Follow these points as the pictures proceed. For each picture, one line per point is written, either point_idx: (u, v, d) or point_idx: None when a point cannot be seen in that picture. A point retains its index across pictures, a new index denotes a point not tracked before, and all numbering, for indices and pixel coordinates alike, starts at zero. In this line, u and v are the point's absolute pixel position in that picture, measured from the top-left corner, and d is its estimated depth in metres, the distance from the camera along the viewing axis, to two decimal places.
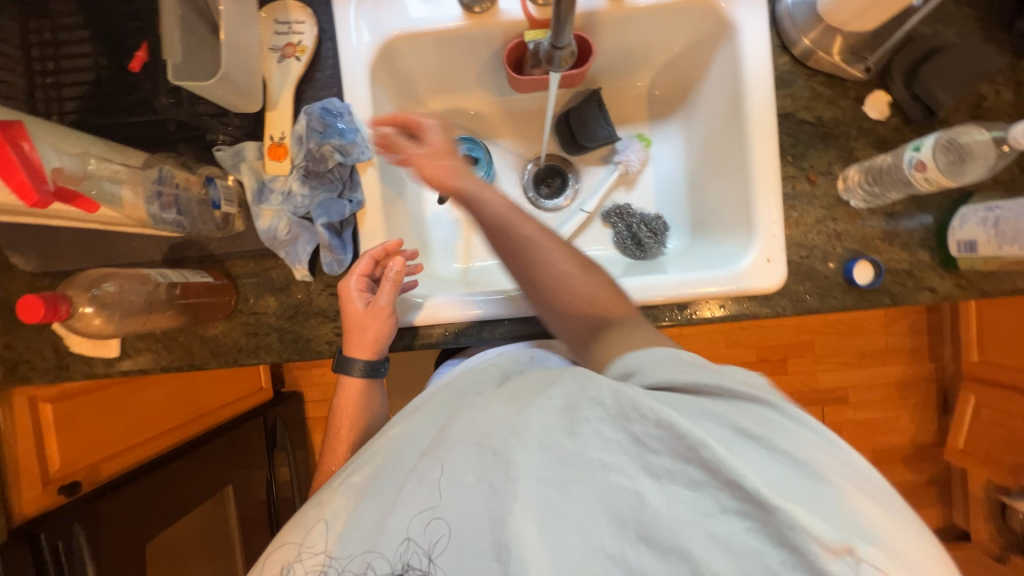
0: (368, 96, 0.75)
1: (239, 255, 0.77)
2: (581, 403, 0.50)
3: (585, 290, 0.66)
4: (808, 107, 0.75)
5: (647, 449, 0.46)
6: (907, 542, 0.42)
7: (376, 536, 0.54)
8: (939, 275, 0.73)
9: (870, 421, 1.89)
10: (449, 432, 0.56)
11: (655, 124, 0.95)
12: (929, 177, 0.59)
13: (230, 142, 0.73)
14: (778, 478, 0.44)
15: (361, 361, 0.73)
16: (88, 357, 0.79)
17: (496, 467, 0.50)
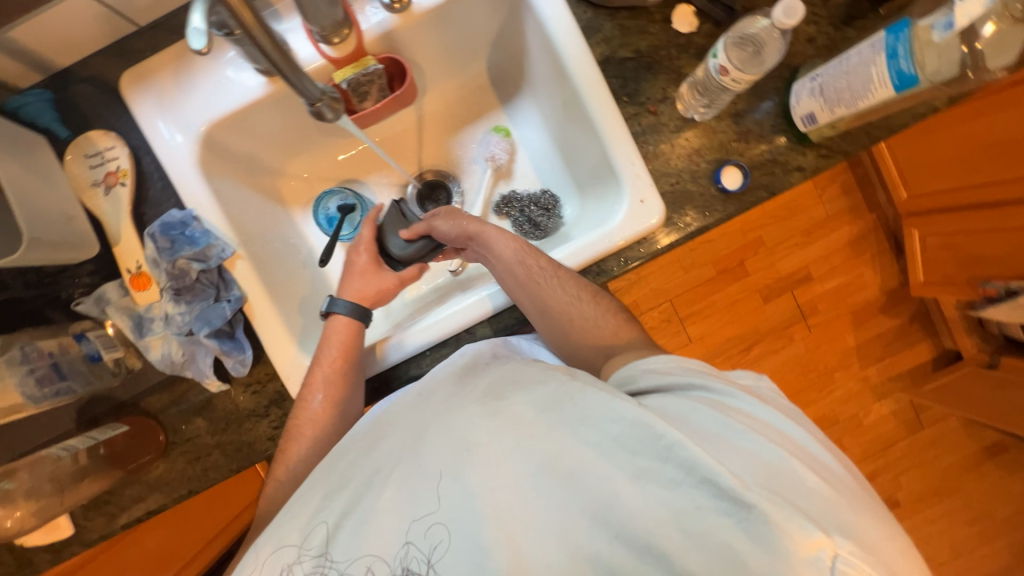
0: (208, 193, 0.73)
1: (150, 391, 0.75)
2: (565, 407, 0.49)
3: (587, 319, 0.72)
4: (623, 45, 0.76)
5: (627, 452, 0.45)
6: (879, 535, 0.41)
7: (366, 527, 0.50)
8: (800, 153, 0.76)
9: (841, 287, 1.95)
10: (429, 436, 0.52)
11: (509, 106, 0.96)
12: (734, 78, 0.62)
13: (88, 291, 0.71)
14: (758, 468, 0.42)
15: (350, 308, 0.75)
16: (43, 546, 0.76)
17: (475, 476, 0.48)
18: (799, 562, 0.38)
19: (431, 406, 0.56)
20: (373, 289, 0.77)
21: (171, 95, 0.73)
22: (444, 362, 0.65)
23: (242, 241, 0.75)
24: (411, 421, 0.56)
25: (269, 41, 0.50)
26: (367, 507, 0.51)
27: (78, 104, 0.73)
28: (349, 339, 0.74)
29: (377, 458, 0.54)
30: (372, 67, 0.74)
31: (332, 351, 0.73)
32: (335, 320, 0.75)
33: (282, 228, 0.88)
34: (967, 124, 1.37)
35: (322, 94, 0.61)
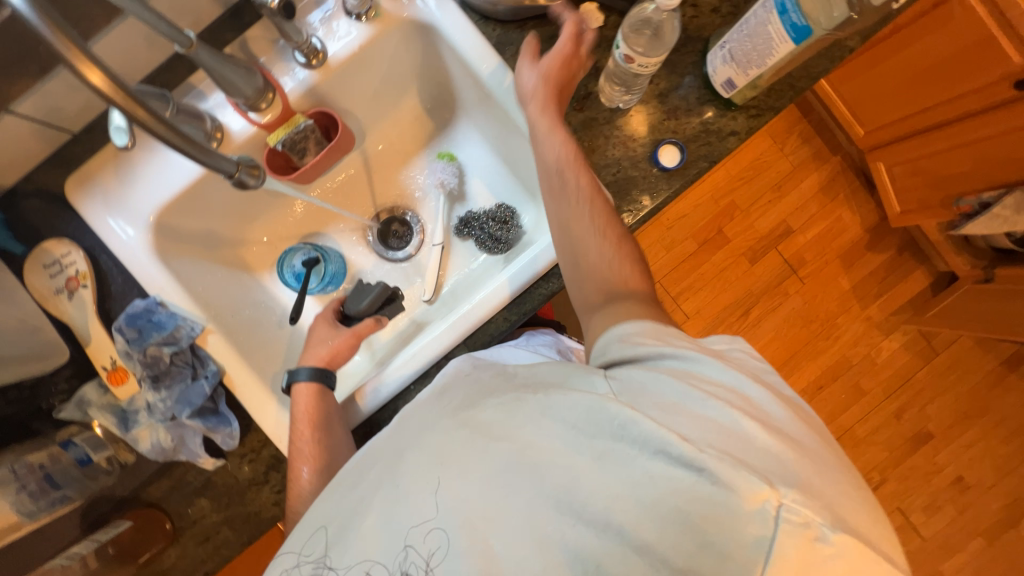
0: (169, 278, 0.75)
1: (149, 482, 0.75)
2: (530, 404, 0.50)
3: (600, 257, 0.65)
4: None
5: (588, 437, 0.46)
6: (832, 486, 0.41)
7: (354, 540, 0.51)
8: (730, 118, 0.77)
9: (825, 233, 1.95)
10: (409, 448, 0.53)
11: (450, 132, 0.98)
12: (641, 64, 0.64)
13: (68, 396, 0.71)
14: (709, 430, 0.43)
15: (310, 369, 0.74)
16: None
17: (450, 479, 0.49)
18: (746, 516, 0.38)
19: (413, 425, 0.57)
20: (330, 350, 0.76)
21: (115, 191, 0.74)
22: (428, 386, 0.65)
23: (210, 316, 0.77)
24: (395, 436, 0.57)
25: (170, 130, 0.43)
26: (356, 521, 0.52)
27: (29, 219, 0.74)
28: (315, 405, 0.72)
29: (365, 472, 0.55)
30: (302, 124, 0.76)
31: (304, 423, 0.71)
32: (299, 390, 0.73)
33: (251, 295, 0.89)
34: (902, 51, 1.37)
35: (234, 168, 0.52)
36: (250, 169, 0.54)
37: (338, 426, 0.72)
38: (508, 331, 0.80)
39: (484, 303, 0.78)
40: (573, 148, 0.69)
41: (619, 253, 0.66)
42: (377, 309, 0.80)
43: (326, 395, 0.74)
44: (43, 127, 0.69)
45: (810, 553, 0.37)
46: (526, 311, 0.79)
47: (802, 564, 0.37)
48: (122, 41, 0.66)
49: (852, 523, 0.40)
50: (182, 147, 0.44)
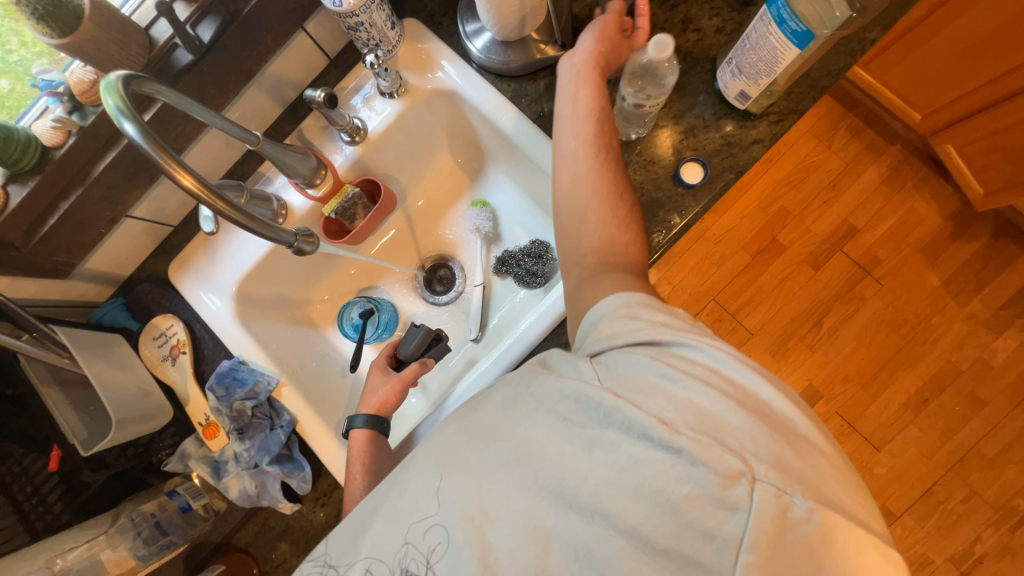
0: (249, 339, 0.86)
1: (238, 528, 0.82)
2: (523, 401, 0.53)
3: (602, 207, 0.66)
4: (551, 98, 0.84)
5: (578, 427, 0.48)
6: (803, 459, 0.43)
7: (371, 542, 0.54)
8: (751, 127, 0.77)
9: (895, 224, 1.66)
10: (421, 451, 0.56)
11: (481, 180, 1.05)
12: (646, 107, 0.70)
13: (173, 450, 0.81)
14: (689, 412, 0.45)
15: (364, 416, 0.78)
16: None
17: (455, 476, 0.52)
18: (726, 494, 0.41)
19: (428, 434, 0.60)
20: (382, 395, 0.79)
21: (205, 269, 0.88)
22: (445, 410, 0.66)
23: (283, 370, 0.85)
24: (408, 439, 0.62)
25: (244, 215, 0.51)
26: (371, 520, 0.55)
27: (142, 300, 0.89)
28: (370, 449, 0.76)
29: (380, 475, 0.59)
30: (351, 193, 0.86)
31: (357, 468, 0.74)
32: (355, 435, 0.77)
33: (317, 348, 0.98)
34: (946, 28, 1.28)
35: (292, 238, 0.60)
36: (306, 238, 0.62)
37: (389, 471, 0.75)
38: None
39: (529, 337, 0.80)
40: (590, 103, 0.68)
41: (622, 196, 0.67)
42: (422, 352, 0.83)
43: (378, 440, 0.77)
44: (152, 225, 0.85)
45: (782, 524, 0.40)
46: (566, 341, 0.81)
47: (777, 534, 0.40)
48: (207, 148, 0.81)
49: (828, 496, 0.42)
50: (254, 226, 0.53)
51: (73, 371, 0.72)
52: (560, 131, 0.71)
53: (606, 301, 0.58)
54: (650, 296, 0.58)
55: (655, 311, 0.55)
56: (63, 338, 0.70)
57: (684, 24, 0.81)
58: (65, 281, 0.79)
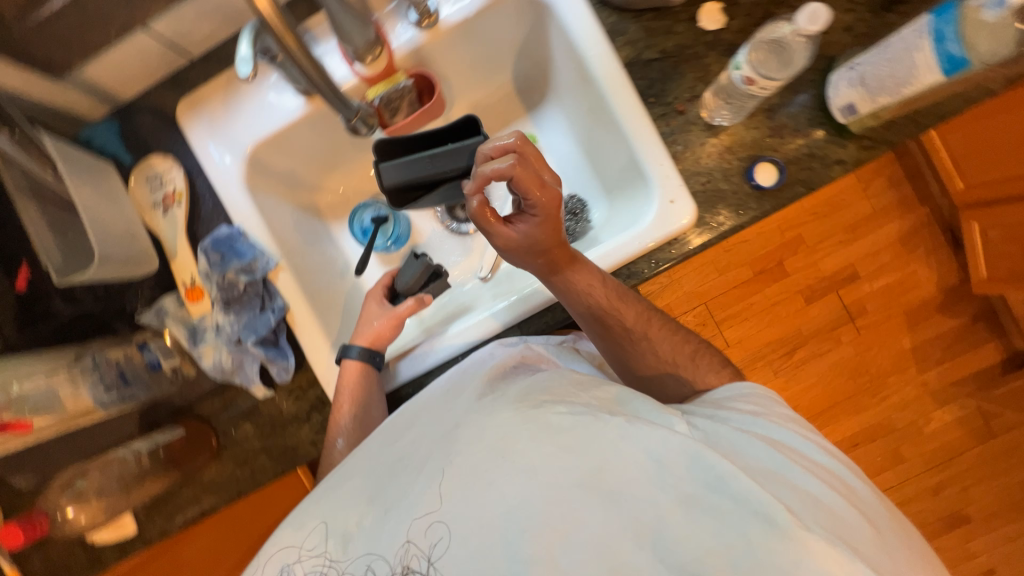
0: (252, 209, 0.77)
1: (204, 396, 0.79)
2: (606, 429, 0.46)
3: (657, 356, 0.70)
4: (649, 46, 0.76)
5: (676, 479, 0.44)
6: (901, 561, 0.45)
7: (377, 531, 0.48)
8: (840, 145, 0.72)
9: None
10: (461, 432, 0.49)
11: (535, 116, 0.97)
12: (759, 87, 0.64)
13: (149, 303, 0.76)
14: (801, 504, 0.44)
15: (360, 346, 0.74)
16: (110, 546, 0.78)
17: (518, 482, 0.45)
18: None
19: (465, 406, 0.53)
20: (383, 324, 0.76)
21: (219, 120, 0.78)
22: (457, 370, 0.64)
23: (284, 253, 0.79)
24: (447, 417, 0.54)
25: (314, 73, 0.55)
26: (389, 503, 0.49)
27: (140, 132, 0.79)
28: (360, 383, 0.73)
29: (408, 449, 0.53)
30: (402, 84, 0.77)
31: (347, 397, 0.72)
32: (347, 365, 0.73)
33: (320, 242, 0.91)
34: None
35: (359, 110, 0.70)
36: (365, 120, 0.72)
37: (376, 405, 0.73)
38: (562, 322, 0.79)
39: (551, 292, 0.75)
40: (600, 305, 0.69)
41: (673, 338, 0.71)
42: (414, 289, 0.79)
43: (370, 374, 0.74)
44: (169, 48, 0.73)
45: None
46: None
47: None
48: None
49: None
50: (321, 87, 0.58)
51: (55, 189, 0.64)
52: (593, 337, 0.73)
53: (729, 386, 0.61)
54: (752, 394, 0.58)
55: (761, 410, 0.56)
56: (51, 150, 0.64)
57: None
58: (56, 83, 0.68)
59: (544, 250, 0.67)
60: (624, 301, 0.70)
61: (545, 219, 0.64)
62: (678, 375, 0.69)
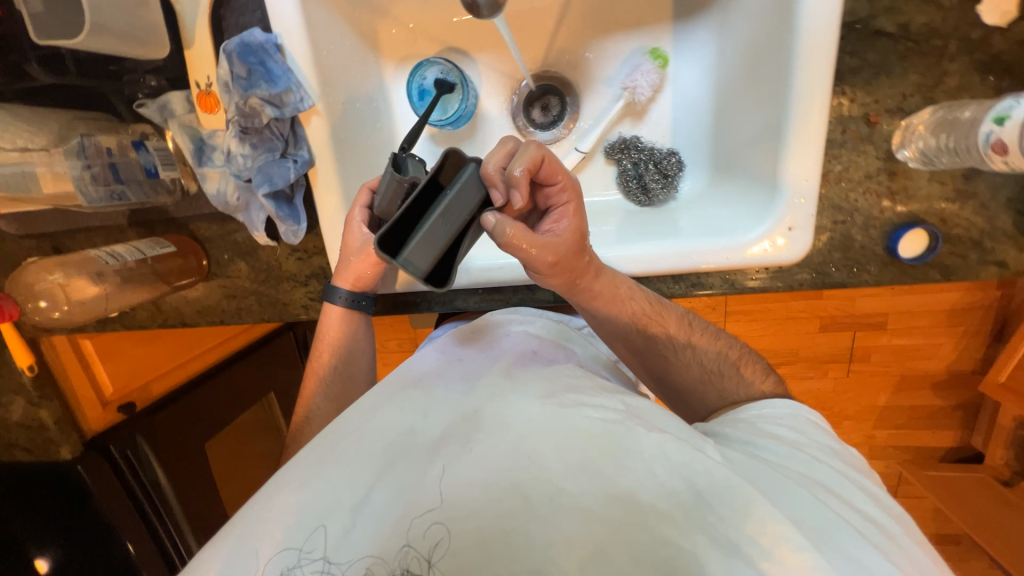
0: (301, 23, 0.60)
1: (201, 218, 0.71)
2: (631, 437, 0.41)
3: (703, 367, 0.65)
4: (889, 10, 0.54)
5: (716, 514, 0.37)
6: None
7: (374, 519, 0.39)
8: (1014, 246, 0.58)
9: (931, 348, 1.51)
10: (481, 422, 0.43)
11: (680, 29, 0.73)
12: (1013, 160, 0.48)
13: (153, 94, 0.63)
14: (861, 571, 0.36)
15: (344, 290, 0.67)
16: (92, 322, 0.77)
17: (540, 498, 0.38)
18: None
19: (484, 386, 0.48)
20: (368, 262, 0.63)
21: None
22: (470, 338, 0.59)
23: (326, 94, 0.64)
24: (449, 390, 0.48)
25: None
26: (390, 491, 0.40)
27: None
28: (342, 333, 0.70)
29: (409, 420, 0.45)
30: None
31: (326, 344, 0.70)
32: (331, 309, 0.68)
33: (369, 88, 0.73)
34: None
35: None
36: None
37: (359, 363, 0.72)
38: None
39: None
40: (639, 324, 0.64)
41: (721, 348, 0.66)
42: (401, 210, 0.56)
43: (354, 321, 0.69)
44: None
45: None
46: None
47: None
48: None
49: None
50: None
51: None
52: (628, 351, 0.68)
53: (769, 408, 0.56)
54: (793, 429, 0.52)
55: (793, 440, 0.51)
56: None
57: None
58: None
59: (583, 251, 0.57)
60: (666, 309, 0.65)
61: (575, 212, 0.56)
62: (719, 387, 0.64)
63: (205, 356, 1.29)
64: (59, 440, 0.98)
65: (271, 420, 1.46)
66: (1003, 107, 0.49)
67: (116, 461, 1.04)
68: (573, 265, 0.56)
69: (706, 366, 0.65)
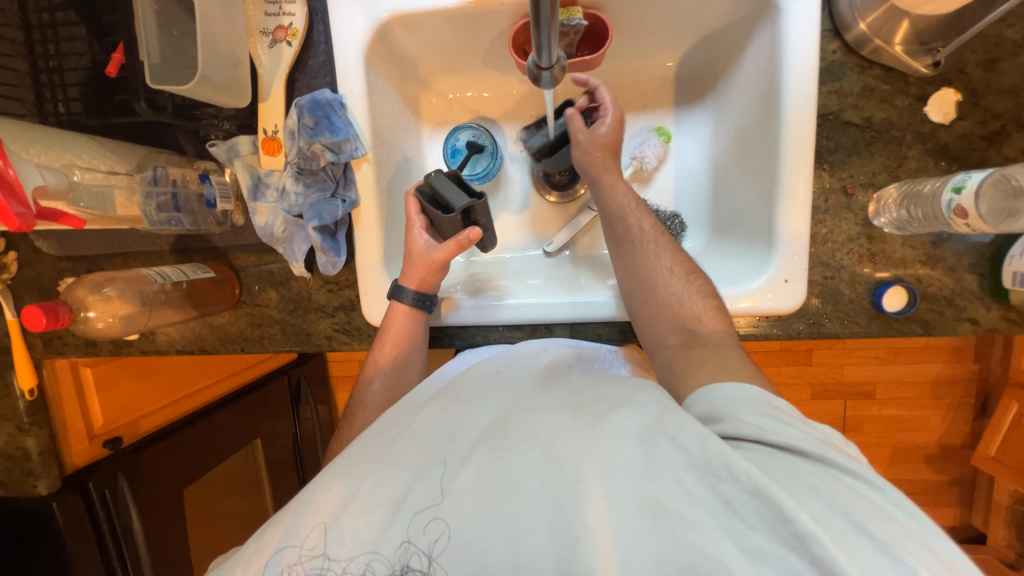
0: (363, 86, 0.70)
1: (241, 249, 0.75)
2: (659, 442, 0.44)
3: (673, 295, 0.65)
4: (855, 106, 0.65)
5: (708, 487, 0.41)
6: None
7: (405, 519, 0.45)
8: (984, 306, 0.65)
9: (920, 420, 1.54)
10: (511, 431, 0.48)
11: (680, 114, 0.85)
12: (974, 223, 0.56)
13: (224, 137, 0.71)
14: (843, 533, 0.38)
15: (412, 291, 0.69)
16: (129, 341, 0.79)
17: (566, 495, 0.42)
18: None
19: (514, 414, 0.50)
20: (429, 267, 0.70)
21: None
22: (510, 355, 0.64)
23: (376, 145, 0.72)
24: (485, 401, 0.54)
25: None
26: (426, 492, 0.45)
27: None
28: (405, 328, 0.70)
29: (450, 428, 0.50)
30: (576, 21, 0.67)
31: (389, 341, 0.70)
32: (396, 306, 0.70)
33: (410, 144, 0.83)
34: None
35: (556, 60, 0.44)
36: (557, 73, 0.45)
37: (415, 355, 0.71)
38: (614, 341, 0.75)
39: (622, 310, 0.71)
40: (632, 196, 0.73)
41: (686, 270, 0.67)
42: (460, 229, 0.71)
43: (420, 320, 0.71)
44: None
45: None
46: None
47: None
48: None
49: None
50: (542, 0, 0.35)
51: None
52: (609, 243, 0.74)
53: (752, 388, 0.51)
54: (786, 403, 0.51)
55: (773, 407, 0.49)
56: None
57: None
58: None
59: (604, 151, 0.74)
60: (644, 208, 0.72)
61: (617, 121, 0.74)
62: (702, 337, 0.61)
63: (204, 393, 1.23)
64: (37, 473, 0.91)
65: (252, 475, 1.33)
66: (958, 177, 0.58)
67: (91, 501, 0.95)
68: (584, 158, 0.75)
69: (676, 284, 0.66)
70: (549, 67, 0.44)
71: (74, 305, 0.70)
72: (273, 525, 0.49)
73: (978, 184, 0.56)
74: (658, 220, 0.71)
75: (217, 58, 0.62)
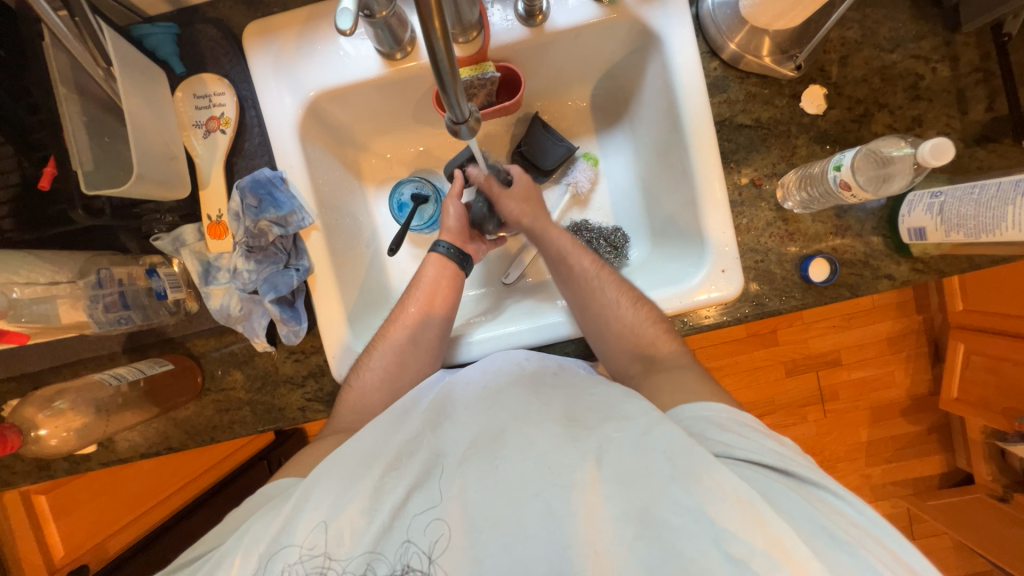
0: (300, 159, 0.73)
1: (198, 335, 0.74)
2: (656, 461, 0.48)
3: (625, 322, 0.70)
4: (744, 111, 0.75)
5: (695, 498, 0.45)
6: None
7: (412, 524, 0.50)
8: (895, 262, 0.72)
9: (886, 377, 1.63)
10: (505, 440, 0.53)
11: (602, 138, 0.94)
12: (858, 193, 0.64)
13: (169, 229, 0.72)
14: (811, 531, 0.44)
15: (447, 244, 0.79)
16: (87, 454, 0.75)
17: (559, 504, 0.48)
18: None
19: (510, 432, 0.54)
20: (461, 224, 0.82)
21: (289, 56, 0.72)
22: (490, 367, 0.64)
23: (322, 212, 0.75)
24: (474, 414, 0.57)
25: (446, 47, 0.39)
26: (428, 497, 0.52)
27: (199, 45, 0.73)
28: (442, 278, 0.78)
29: (440, 444, 0.55)
30: (489, 73, 0.73)
31: (423, 288, 0.76)
32: (433, 257, 0.79)
33: (355, 204, 0.86)
34: None
35: (470, 114, 0.49)
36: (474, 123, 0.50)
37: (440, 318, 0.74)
38: (583, 356, 0.78)
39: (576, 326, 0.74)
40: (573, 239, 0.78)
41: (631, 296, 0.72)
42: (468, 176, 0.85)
43: (457, 276, 0.79)
44: None
45: None
46: None
47: None
48: None
49: None
50: (442, 65, 0.40)
51: (100, 87, 0.63)
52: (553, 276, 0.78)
53: (712, 408, 0.56)
54: (749, 418, 0.57)
55: (735, 424, 0.54)
56: (109, 46, 0.59)
57: (912, 123, 0.71)
58: None
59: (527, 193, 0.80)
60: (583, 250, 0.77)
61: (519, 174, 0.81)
62: (668, 362, 0.68)
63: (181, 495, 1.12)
64: None
65: None
66: (833, 160, 0.68)
67: None
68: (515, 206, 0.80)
69: (641, 302, 0.71)
70: (467, 119, 0.49)
71: (21, 425, 0.66)
72: (267, 520, 0.52)
73: (853, 160, 0.64)
74: (597, 258, 0.77)
75: (152, 157, 0.64)
